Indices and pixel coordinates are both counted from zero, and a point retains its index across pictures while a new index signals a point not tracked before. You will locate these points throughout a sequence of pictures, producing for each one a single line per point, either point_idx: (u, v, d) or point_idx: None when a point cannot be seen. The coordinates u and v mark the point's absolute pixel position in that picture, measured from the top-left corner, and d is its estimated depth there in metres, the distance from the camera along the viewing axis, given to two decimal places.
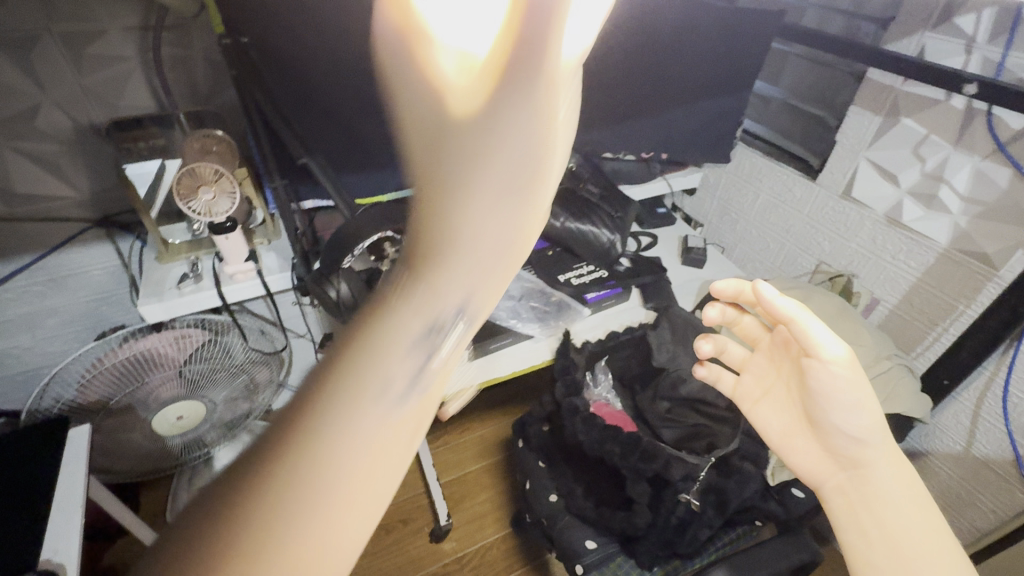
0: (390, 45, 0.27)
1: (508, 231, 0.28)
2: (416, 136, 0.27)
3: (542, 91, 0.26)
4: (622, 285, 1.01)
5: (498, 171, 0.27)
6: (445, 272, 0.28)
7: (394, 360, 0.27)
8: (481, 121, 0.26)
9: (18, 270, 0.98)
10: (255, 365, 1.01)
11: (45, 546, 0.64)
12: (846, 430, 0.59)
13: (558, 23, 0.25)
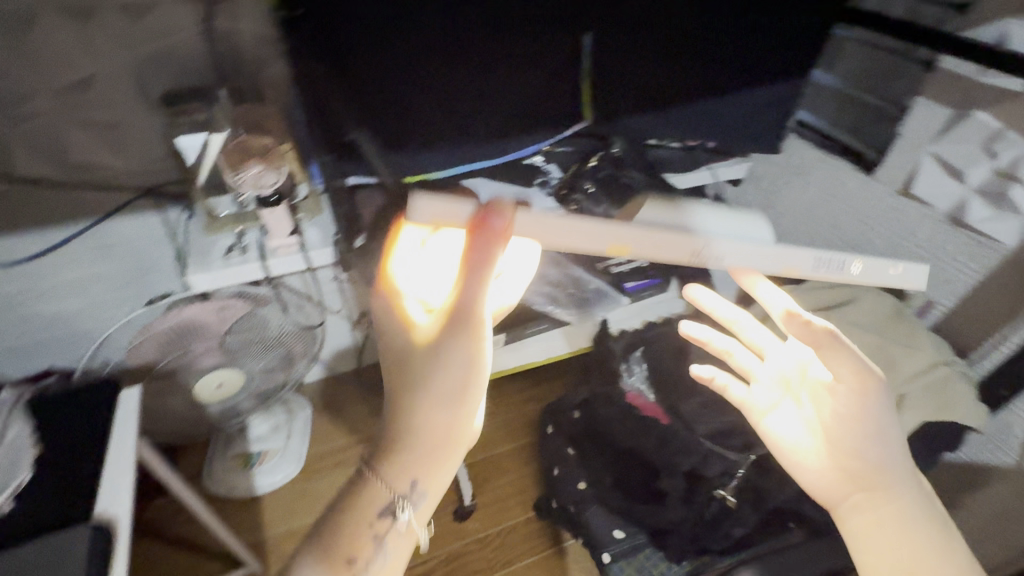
0: (389, 315, 0.60)
1: (446, 429, 0.57)
2: (398, 373, 0.58)
3: (463, 353, 0.55)
4: (661, 275, 1.01)
5: (439, 401, 0.56)
6: (411, 456, 0.57)
7: (391, 495, 0.58)
8: (430, 362, 0.56)
9: (71, 237, 1.02)
10: (292, 338, 1.02)
11: (102, 500, 0.67)
12: (865, 441, 0.58)
13: (473, 311, 0.54)
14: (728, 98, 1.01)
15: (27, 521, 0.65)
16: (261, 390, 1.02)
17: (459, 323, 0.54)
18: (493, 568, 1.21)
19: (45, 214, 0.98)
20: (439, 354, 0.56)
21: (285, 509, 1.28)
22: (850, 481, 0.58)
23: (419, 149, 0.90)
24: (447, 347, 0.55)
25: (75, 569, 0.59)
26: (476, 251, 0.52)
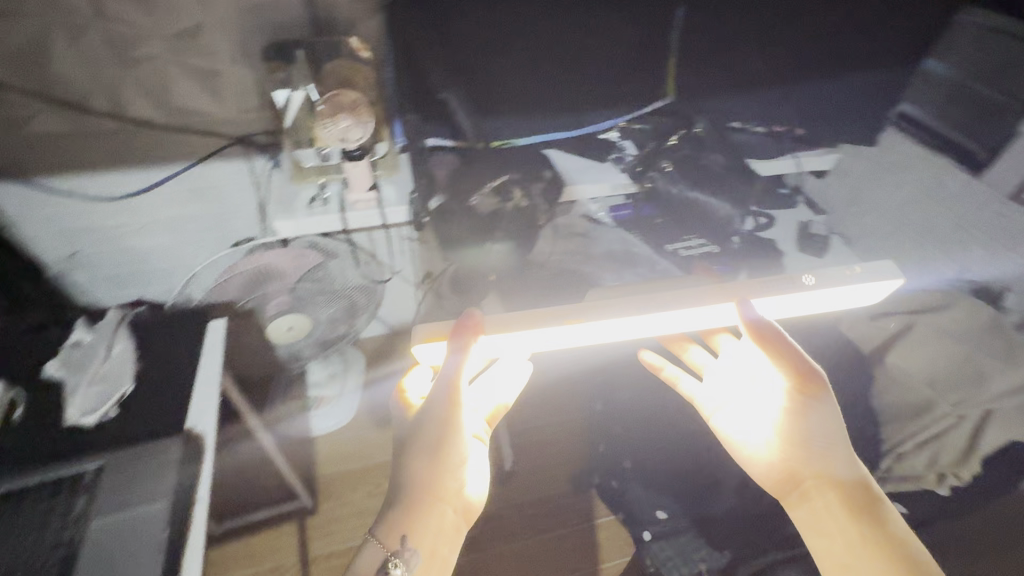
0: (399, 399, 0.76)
1: (434, 479, 0.68)
2: (402, 441, 0.71)
3: (446, 409, 0.68)
4: (733, 263, 0.96)
5: (431, 453, 0.68)
6: (409, 507, 0.67)
7: (389, 547, 0.65)
8: (421, 423, 0.69)
9: (168, 177, 1.09)
10: (356, 292, 1.06)
11: (190, 417, 0.73)
12: (810, 429, 0.66)
13: (452, 380, 0.67)
14: (827, 83, 0.95)
15: (126, 429, 0.71)
16: (324, 338, 1.06)
17: (434, 401, 0.68)
18: (528, 534, 1.25)
19: (147, 154, 1.05)
20: (419, 441, 0.68)
21: (338, 452, 1.36)
22: (797, 469, 0.66)
23: (505, 115, 0.90)
24: (430, 404, 0.69)
25: (170, 474, 0.65)
26: (449, 360, 0.65)
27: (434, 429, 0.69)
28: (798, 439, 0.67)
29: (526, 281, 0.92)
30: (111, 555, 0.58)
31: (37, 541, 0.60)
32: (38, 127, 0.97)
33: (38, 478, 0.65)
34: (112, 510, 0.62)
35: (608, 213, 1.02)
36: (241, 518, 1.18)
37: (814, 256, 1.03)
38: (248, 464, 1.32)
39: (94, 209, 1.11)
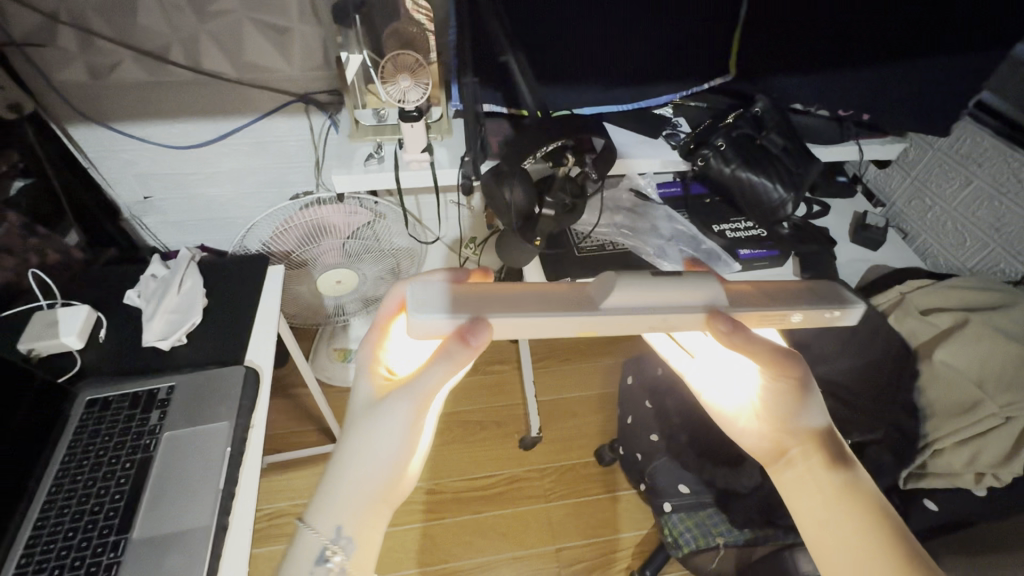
0: (360, 369, 0.61)
1: (384, 478, 0.55)
2: (352, 419, 0.58)
3: (413, 404, 0.55)
4: (779, 248, 0.96)
5: (383, 445, 0.55)
6: (344, 505, 0.54)
7: (308, 550, 0.52)
8: (382, 410, 0.56)
9: (236, 130, 1.15)
10: (403, 254, 1.13)
11: (250, 350, 0.79)
12: (788, 401, 0.58)
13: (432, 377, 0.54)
14: (902, 69, 0.90)
15: (195, 356, 0.78)
16: (368, 295, 1.15)
17: (407, 398, 0.55)
18: (549, 498, 1.29)
19: (217, 106, 1.11)
20: (377, 423, 0.56)
21: None
22: (778, 434, 0.60)
23: (566, 84, 0.91)
24: (400, 393, 0.56)
25: (234, 398, 0.71)
26: (437, 363, 0.54)
27: (401, 419, 0.55)
28: (771, 413, 0.60)
29: (564, 258, 0.91)
30: (182, 463, 0.66)
31: (119, 445, 0.68)
32: (123, 75, 1.03)
33: (119, 391, 0.73)
34: (183, 426, 0.69)
35: (655, 189, 1.02)
36: (284, 454, 1.26)
37: (867, 247, 1.02)
38: (293, 406, 1.41)
39: (167, 156, 1.18)
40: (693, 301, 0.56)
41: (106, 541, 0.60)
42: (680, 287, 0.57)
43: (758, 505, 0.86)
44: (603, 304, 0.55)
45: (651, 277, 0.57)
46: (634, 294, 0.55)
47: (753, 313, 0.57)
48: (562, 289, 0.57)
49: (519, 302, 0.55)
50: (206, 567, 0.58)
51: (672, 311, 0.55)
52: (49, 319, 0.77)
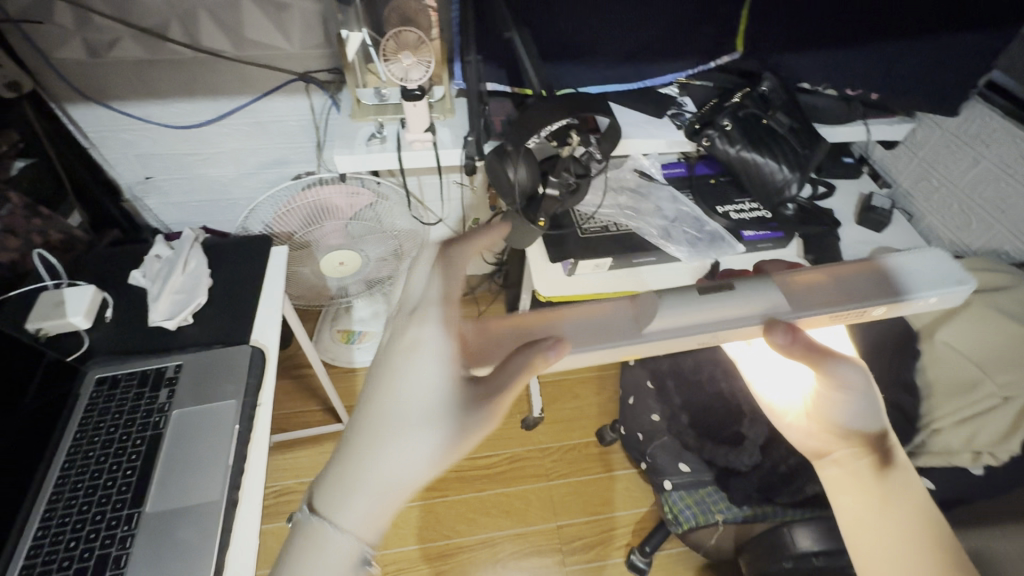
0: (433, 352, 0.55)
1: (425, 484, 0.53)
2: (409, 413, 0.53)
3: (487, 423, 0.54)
4: (784, 229, 0.95)
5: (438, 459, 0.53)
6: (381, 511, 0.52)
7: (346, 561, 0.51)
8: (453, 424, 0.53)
9: (236, 109, 1.14)
10: (405, 236, 1.13)
11: (255, 331, 0.79)
12: (840, 406, 0.65)
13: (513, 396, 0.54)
14: (912, 45, 0.89)
15: (201, 336, 0.78)
16: (370, 275, 1.14)
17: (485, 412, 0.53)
18: (550, 476, 1.31)
19: (218, 85, 1.10)
20: (443, 429, 0.52)
21: None
22: (829, 436, 0.66)
23: (570, 62, 0.90)
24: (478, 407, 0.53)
25: (239, 376, 0.72)
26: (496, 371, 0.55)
27: (467, 433, 0.52)
28: (823, 415, 0.67)
29: (568, 240, 0.91)
30: (191, 440, 0.67)
31: (129, 422, 0.69)
32: (122, 53, 1.01)
33: (127, 369, 0.74)
34: (192, 404, 0.70)
35: (660, 170, 1.02)
36: (289, 433, 1.28)
37: (872, 229, 1.01)
38: (298, 387, 1.43)
39: (167, 136, 1.17)
40: (752, 312, 0.60)
41: (119, 515, 0.61)
42: (734, 299, 0.61)
43: (756, 483, 0.87)
44: (642, 330, 0.59)
45: (701, 297, 0.61)
46: (683, 315, 0.60)
47: (824, 315, 0.61)
48: (606, 309, 0.62)
49: (571, 329, 0.60)
50: (217, 540, 0.59)
51: (726, 327, 0.59)
52: (56, 298, 0.78)
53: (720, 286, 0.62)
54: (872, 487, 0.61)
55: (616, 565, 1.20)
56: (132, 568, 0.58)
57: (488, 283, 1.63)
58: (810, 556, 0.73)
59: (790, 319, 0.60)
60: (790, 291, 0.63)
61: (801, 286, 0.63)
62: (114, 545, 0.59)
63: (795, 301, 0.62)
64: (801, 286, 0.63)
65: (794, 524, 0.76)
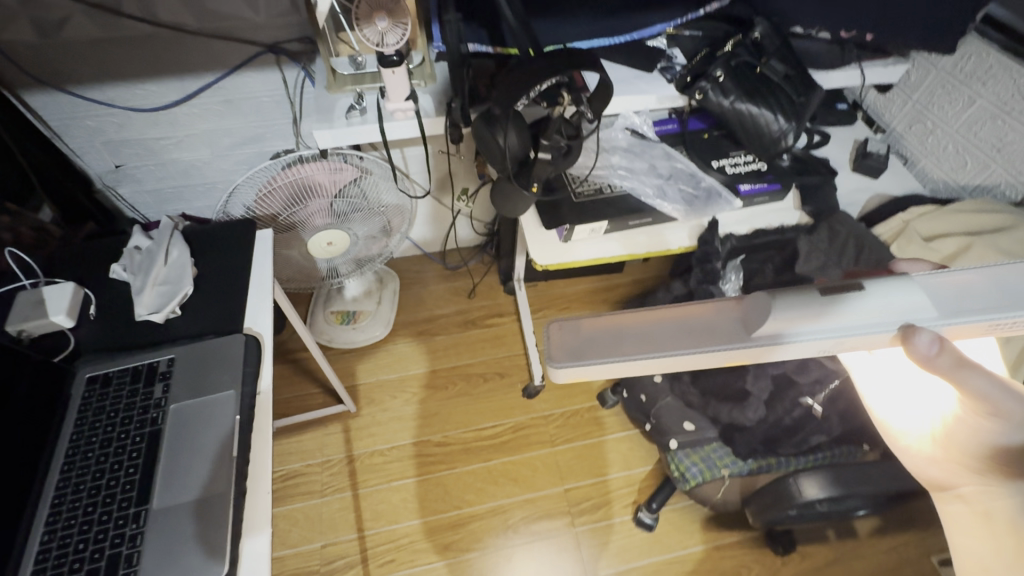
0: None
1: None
2: None
3: None
4: (780, 181, 0.93)
5: None
6: None
7: None
8: None
9: (203, 88, 1.08)
10: (392, 211, 1.10)
11: (247, 318, 0.77)
12: (991, 442, 0.39)
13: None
14: None
15: (192, 327, 0.76)
16: (360, 256, 1.14)
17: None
18: (554, 442, 1.33)
19: (182, 62, 1.03)
20: None
21: (376, 363, 1.43)
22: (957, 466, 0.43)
23: (554, 16, 0.85)
24: None
25: (235, 366, 0.71)
26: None
27: None
28: (958, 446, 0.42)
29: (561, 206, 0.88)
30: (192, 433, 0.65)
31: (127, 420, 0.67)
32: (74, 31, 0.95)
33: (117, 367, 0.72)
34: (189, 397, 0.68)
35: (652, 127, 0.98)
36: (291, 418, 1.28)
37: (867, 176, 1.00)
38: (295, 372, 1.41)
39: (134, 120, 1.11)
40: (887, 317, 0.36)
41: (126, 513, 0.60)
42: (868, 302, 0.37)
43: (761, 436, 0.89)
44: (757, 335, 0.36)
45: (823, 298, 0.37)
46: (810, 315, 0.36)
47: (986, 323, 0.35)
48: (706, 310, 0.38)
49: (653, 333, 0.37)
50: (231, 533, 0.59)
51: (856, 334, 0.36)
52: (34, 298, 0.74)
53: (845, 286, 0.37)
54: (1005, 538, 0.40)
55: (624, 522, 1.23)
56: (145, 565, 0.57)
57: (483, 255, 1.62)
58: (816, 503, 0.74)
59: (937, 327, 0.35)
60: (942, 286, 0.37)
61: (953, 286, 0.37)
62: (124, 544, 0.58)
63: (947, 302, 0.36)
64: (954, 285, 0.37)
65: (800, 474, 0.77)
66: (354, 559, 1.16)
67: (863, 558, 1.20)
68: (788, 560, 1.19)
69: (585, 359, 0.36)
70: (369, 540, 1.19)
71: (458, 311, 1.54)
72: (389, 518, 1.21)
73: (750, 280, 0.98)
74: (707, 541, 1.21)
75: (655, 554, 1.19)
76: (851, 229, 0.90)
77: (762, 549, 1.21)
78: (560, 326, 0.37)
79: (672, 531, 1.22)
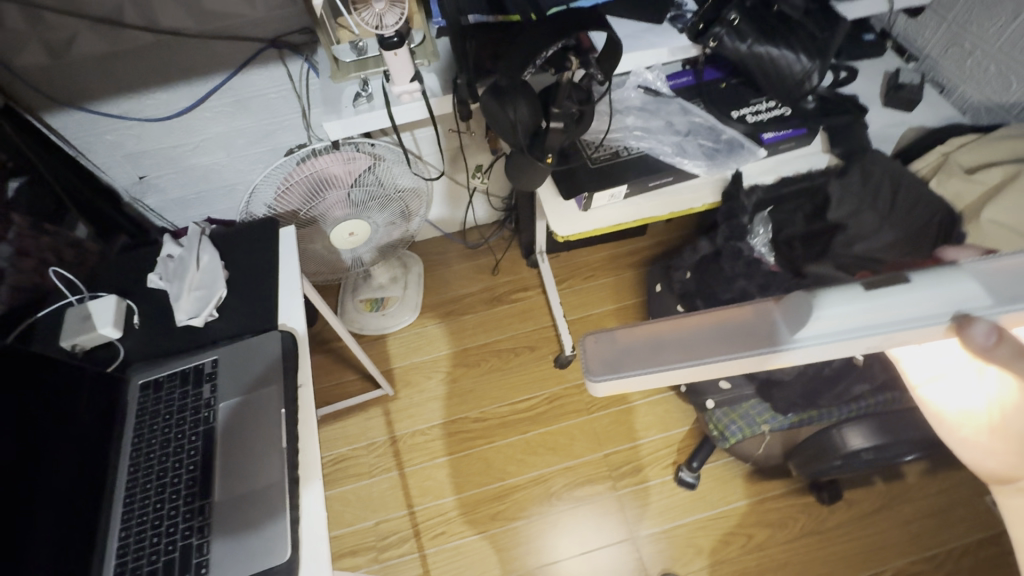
0: None
1: None
2: None
3: None
4: (807, 125, 0.89)
5: None
6: None
7: None
8: None
9: (211, 91, 1.08)
10: (409, 195, 1.10)
11: (282, 314, 0.80)
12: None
13: None
14: None
15: (230, 328, 0.79)
16: (381, 243, 1.17)
17: None
18: (591, 410, 1.34)
19: (188, 68, 1.04)
20: None
21: (408, 346, 1.46)
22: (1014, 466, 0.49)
23: None
24: None
25: (274, 364, 0.73)
26: None
27: None
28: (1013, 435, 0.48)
29: (577, 173, 0.86)
30: (243, 428, 0.68)
31: (181, 421, 0.71)
32: (83, 49, 0.96)
33: (166, 371, 0.75)
34: (236, 394, 0.71)
35: (665, 82, 0.94)
36: (333, 405, 1.32)
37: (901, 110, 0.94)
38: (333, 361, 1.46)
39: (150, 130, 1.13)
40: (934, 309, 0.36)
41: (193, 508, 0.64)
42: (915, 293, 0.37)
43: (800, 390, 0.85)
44: (792, 337, 0.37)
45: (868, 291, 0.37)
46: (851, 311, 0.37)
47: None
48: (739, 314, 0.40)
49: (688, 341, 0.39)
50: (290, 521, 0.62)
51: (901, 328, 0.36)
52: (83, 313, 0.78)
53: (890, 279, 0.38)
54: None
55: (665, 483, 1.24)
56: (216, 554, 0.61)
57: (503, 230, 1.61)
58: (861, 452, 0.74)
59: (993, 317, 0.35)
60: (992, 274, 0.37)
61: (1003, 271, 0.37)
62: (194, 536, 0.62)
63: (1002, 289, 0.36)
64: (1004, 270, 0.37)
65: (844, 425, 0.76)
66: (408, 534, 1.22)
67: (912, 502, 1.18)
68: (835, 508, 1.18)
69: (621, 371, 0.39)
70: (420, 515, 1.24)
71: (484, 289, 1.54)
72: (436, 493, 1.26)
73: (778, 232, 0.94)
74: (750, 495, 1.22)
75: (699, 511, 1.21)
76: (885, 167, 0.85)
77: (808, 498, 1.20)
78: (596, 339, 0.41)
79: (714, 488, 1.23)
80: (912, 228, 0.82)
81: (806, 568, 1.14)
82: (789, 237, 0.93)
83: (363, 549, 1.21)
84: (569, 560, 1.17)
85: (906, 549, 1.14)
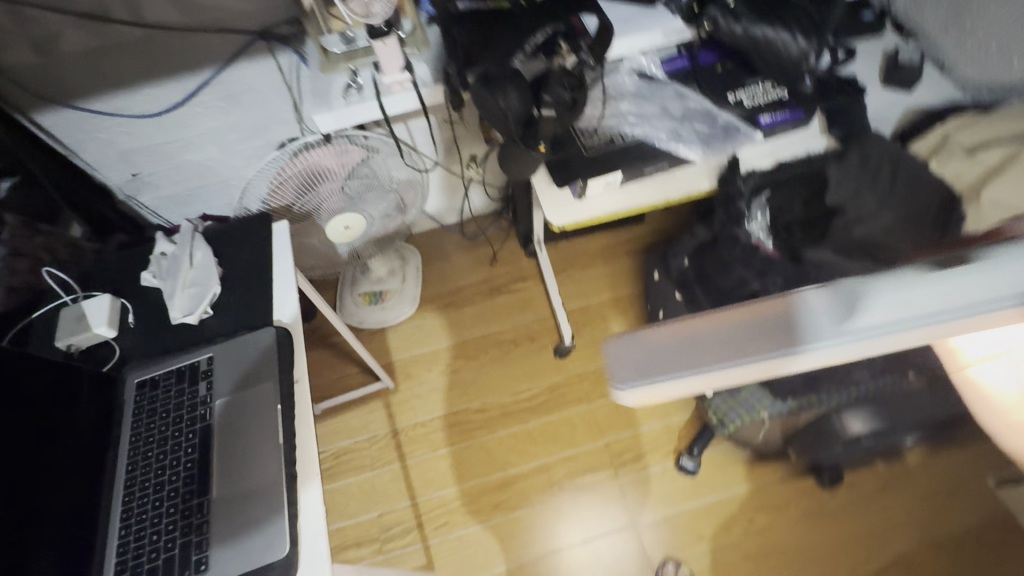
0: None
1: None
2: None
3: None
4: (804, 107, 0.87)
5: None
6: None
7: None
8: None
9: (200, 86, 1.07)
10: (404, 187, 1.09)
11: (275, 311, 0.79)
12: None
13: None
14: None
15: (224, 325, 0.78)
16: (377, 237, 1.15)
17: None
18: (591, 399, 1.34)
19: (177, 63, 1.03)
20: None
21: (408, 339, 1.46)
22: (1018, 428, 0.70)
23: None
24: None
25: (269, 361, 0.73)
26: None
27: None
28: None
29: (571, 161, 0.85)
30: (239, 425, 0.68)
31: (177, 419, 0.71)
32: (70, 45, 0.95)
33: (161, 370, 0.75)
34: (232, 391, 0.71)
35: (661, 66, 0.92)
36: (334, 399, 1.33)
37: (901, 89, 0.93)
38: (333, 355, 1.46)
39: (140, 127, 1.11)
40: (978, 294, 0.36)
41: (192, 505, 0.64)
42: (962, 281, 0.37)
43: (799, 376, 0.84)
44: (842, 332, 0.37)
45: (920, 280, 0.37)
46: (901, 302, 0.36)
47: None
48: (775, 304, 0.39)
49: (726, 337, 0.38)
50: (287, 518, 0.62)
51: (951, 317, 0.36)
52: (77, 313, 0.78)
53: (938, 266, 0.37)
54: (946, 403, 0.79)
55: (666, 470, 1.24)
56: (215, 550, 0.61)
57: (501, 220, 1.60)
58: None
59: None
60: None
61: None
62: (194, 532, 0.62)
63: None
64: None
65: None
66: (411, 524, 1.23)
67: None
68: (836, 493, 1.19)
69: (658, 373, 0.38)
70: (422, 506, 1.24)
71: (482, 280, 1.54)
72: (438, 484, 1.27)
73: (777, 217, 0.92)
74: (751, 481, 1.22)
75: (700, 498, 1.21)
76: (884, 149, 0.85)
77: (810, 483, 1.21)
78: (631, 342, 0.39)
79: (716, 474, 1.23)
80: (910, 211, 0.82)
81: (807, 550, 1.15)
82: (787, 222, 0.91)
83: (367, 541, 1.22)
84: (572, 548, 1.18)
85: (907, 531, 1.14)
